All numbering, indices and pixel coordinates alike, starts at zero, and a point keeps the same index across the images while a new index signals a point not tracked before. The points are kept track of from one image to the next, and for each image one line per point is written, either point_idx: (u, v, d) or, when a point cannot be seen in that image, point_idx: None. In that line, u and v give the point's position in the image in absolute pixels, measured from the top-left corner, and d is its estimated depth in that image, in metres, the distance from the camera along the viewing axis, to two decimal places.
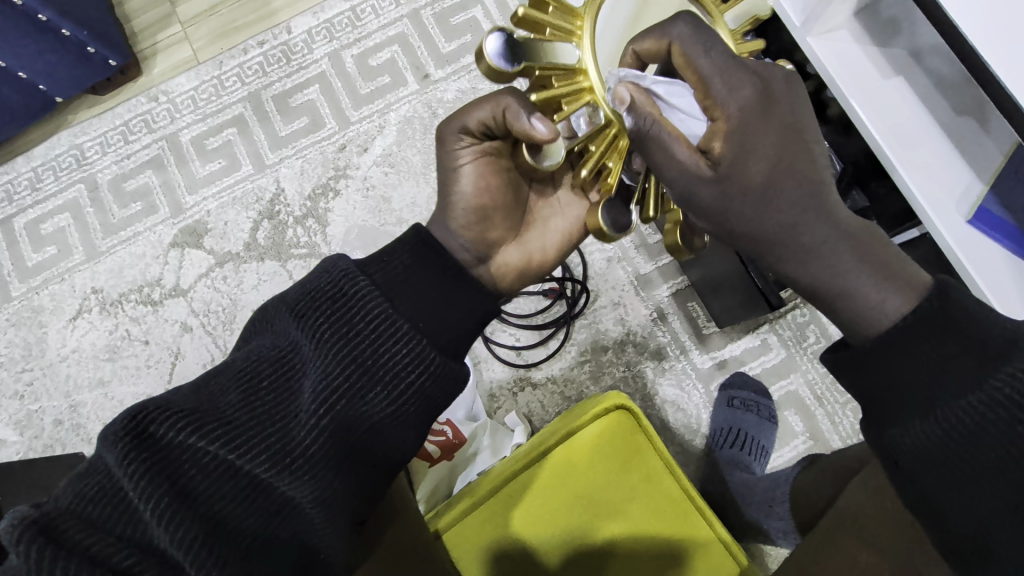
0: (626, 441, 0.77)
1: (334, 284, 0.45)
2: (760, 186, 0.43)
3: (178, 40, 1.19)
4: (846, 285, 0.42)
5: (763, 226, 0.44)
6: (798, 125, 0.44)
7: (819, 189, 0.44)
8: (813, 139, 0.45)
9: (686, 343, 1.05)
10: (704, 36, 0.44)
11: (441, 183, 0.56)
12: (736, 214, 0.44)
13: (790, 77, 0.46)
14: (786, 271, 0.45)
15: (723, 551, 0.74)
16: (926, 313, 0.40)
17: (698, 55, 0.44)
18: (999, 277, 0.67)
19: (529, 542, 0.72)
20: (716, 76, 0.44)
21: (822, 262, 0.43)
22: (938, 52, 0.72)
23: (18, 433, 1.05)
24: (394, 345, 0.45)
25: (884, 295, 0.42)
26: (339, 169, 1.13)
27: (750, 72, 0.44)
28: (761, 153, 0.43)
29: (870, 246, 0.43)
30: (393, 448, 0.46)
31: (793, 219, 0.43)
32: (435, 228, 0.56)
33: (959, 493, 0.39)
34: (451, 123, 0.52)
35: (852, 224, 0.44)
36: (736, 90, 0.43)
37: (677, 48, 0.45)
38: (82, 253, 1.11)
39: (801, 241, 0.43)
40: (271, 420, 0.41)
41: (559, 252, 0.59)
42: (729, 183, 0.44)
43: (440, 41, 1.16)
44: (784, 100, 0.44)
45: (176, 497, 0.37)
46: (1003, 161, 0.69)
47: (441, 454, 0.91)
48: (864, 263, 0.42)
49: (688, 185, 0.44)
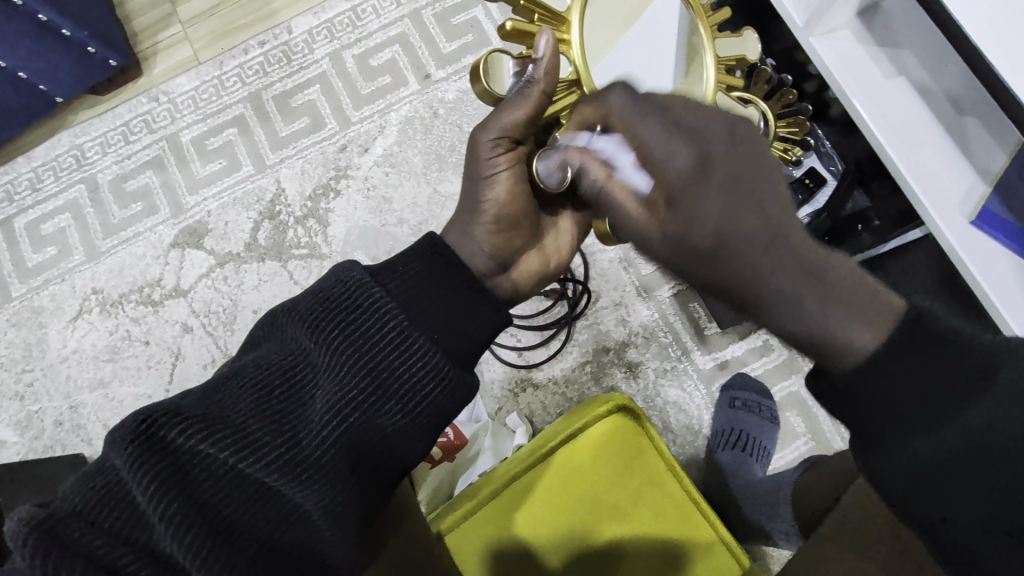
0: (629, 443, 0.76)
1: (348, 294, 0.45)
2: (708, 245, 0.41)
3: (179, 40, 1.19)
4: (815, 328, 0.39)
5: (715, 278, 0.42)
6: (749, 173, 0.41)
7: (782, 228, 0.40)
8: (772, 178, 0.42)
9: (688, 343, 1.05)
10: (637, 104, 0.43)
11: (466, 188, 0.55)
12: (690, 266, 0.43)
13: (734, 123, 0.43)
14: (754, 317, 0.42)
15: (724, 552, 0.74)
16: (919, 327, 0.39)
17: (636, 124, 0.43)
18: (1003, 278, 0.67)
19: (531, 543, 0.72)
20: (653, 144, 0.42)
21: (786, 310, 0.39)
22: (939, 53, 0.72)
23: (18, 433, 1.05)
24: (409, 356, 0.45)
25: (854, 331, 0.39)
26: (340, 169, 1.13)
27: (684, 132, 0.42)
28: (704, 212, 0.41)
29: (836, 283, 0.39)
30: (400, 457, 0.46)
31: (752, 270, 0.40)
32: (458, 237, 0.55)
33: (954, 510, 0.38)
34: (483, 126, 0.51)
35: (818, 256, 0.40)
36: (670, 156, 0.42)
37: (617, 117, 0.44)
38: (82, 253, 1.11)
39: (763, 291, 0.40)
40: (282, 428, 0.41)
41: (574, 253, 0.60)
42: (678, 243, 0.42)
43: (441, 41, 1.16)
44: (725, 151, 0.42)
45: (185, 504, 0.37)
46: (1007, 161, 0.69)
47: (443, 454, 0.92)
48: (831, 305, 0.39)
49: (641, 237, 0.45)
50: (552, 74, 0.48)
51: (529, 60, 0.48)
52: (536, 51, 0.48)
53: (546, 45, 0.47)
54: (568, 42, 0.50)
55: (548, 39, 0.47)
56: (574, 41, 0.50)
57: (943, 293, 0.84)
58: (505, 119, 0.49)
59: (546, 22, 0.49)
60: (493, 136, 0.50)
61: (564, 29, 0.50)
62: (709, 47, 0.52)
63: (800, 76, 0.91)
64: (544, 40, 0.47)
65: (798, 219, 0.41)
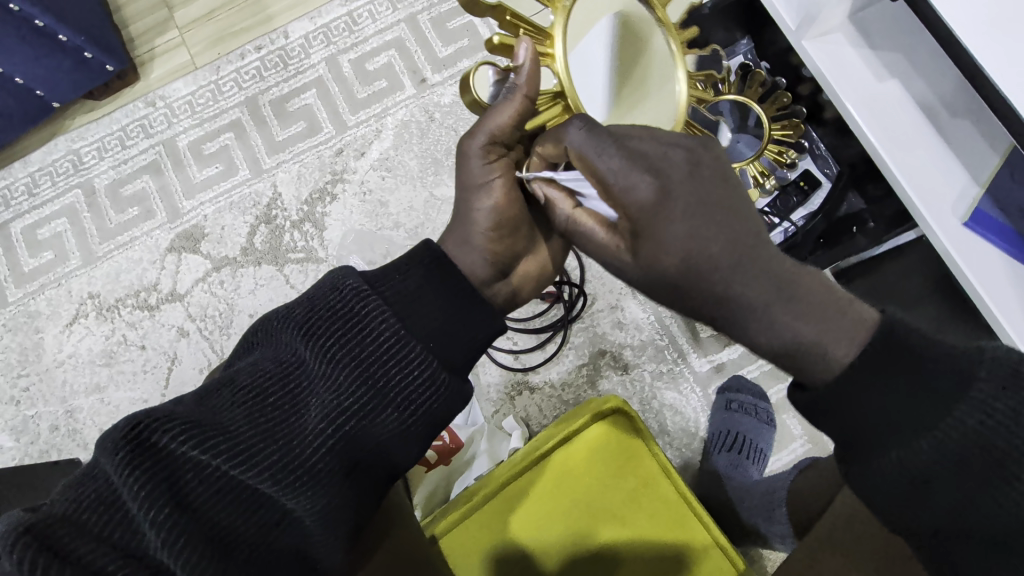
0: (624, 446, 0.76)
1: (345, 302, 0.45)
2: (678, 273, 0.41)
3: (176, 45, 1.19)
4: (790, 344, 0.40)
5: (692, 303, 0.42)
6: (714, 199, 0.41)
7: (752, 246, 0.41)
8: (739, 203, 0.42)
9: (685, 347, 1.05)
10: (594, 138, 0.41)
11: (461, 197, 0.54)
12: (666, 295, 0.43)
13: (693, 153, 0.42)
14: (730, 335, 0.43)
15: (720, 555, 0.74)
16: (892, 339, 0.40)
17: (595, 162, 0.41)
18: (996, 280, 0.67)
19: (527, 546, 0.72)
20: (611, 177, 0.41)
21: (760, 328, 0.41)
22: (935, 58, 0.72)
23: (14, 438, 1.05)
24: (406, 366, 0.45)
25: (825, 345, 0.40)
26: (337, 173, 1.13)
27: (645, 162, 0.41)
28: (671, 242, 0.40)
29: (806, 299, 0.40)
30: (394, 462, 0.46)
31: (722, 293, 0.40)
32: (457, 248, 0.54)
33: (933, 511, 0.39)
34: (471, 133, 0.51)
35: (787, 270, 0.41)
36: (631, 188, 0.41)
37: (575, 155, 0.42)
38: (79, 258, 1.11)
39: (738, 309, 0.41)
40: (276, 435, 0.41)
41: (566, 255, 0.60)
42: (649, 271, 0.42)
43: (437, 46, 1.16)
44: (684, 179, 0.41)
45: (177, 509, 0.37)
46: (1000, 162, 0.69)
47: (439, 458, 0.92)
48: (799, 321, 0.40)
49: (614, 264, 0.45)
50: (534, 79, 0.49)
51: (510, 69, 0.50)
52: (516, 60, 0.49)
53: (525, 52, 0.48)
54: (552, 56, 0.51)
55: (527, 47, 0.48)
56: (558, 55, 0.50)
57: (939, 296, 0.83)
58: (493, 124, 0.49)
59: (533, 38, 0.50)
60: (484, 142, 0.51)
61: (549, 44, 0.50)
62: (682, 67, 0.54)
63: (794, 79, 0.91)
64: (524, 48, 0.48)
65: (767, 235, 0.42)
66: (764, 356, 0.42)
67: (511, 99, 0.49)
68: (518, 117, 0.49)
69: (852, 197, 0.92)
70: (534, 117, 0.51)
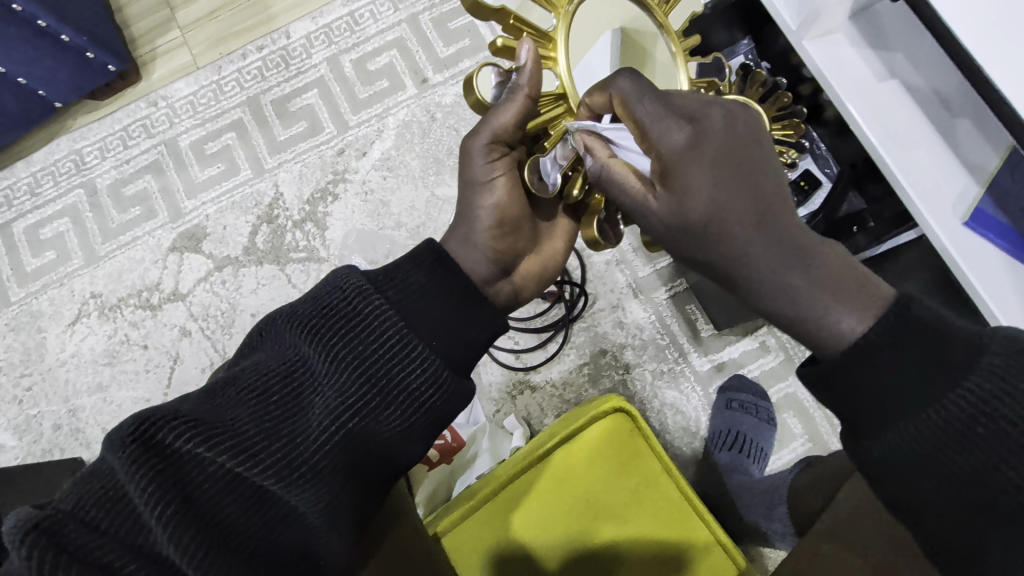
0: (626, 444, 0.76)
1: (348, 303, 0.45)
2: (700, 220, 0.42)
3: (178, 45, 1.19)
4: (804, 317, 0.40)
5: (710, 261, 0.43)
6: (745, 156, 0.42)
7: (776, 207, 0.41)
8: (771, 166, 0.43)
9: (686, 346, 1.05)
10: (639, 86, 0.44)
11: (462, 195, 0.54)
12: (684, 242, 0.44)
13: (734, 113, 0.43)
14: (743, 299, 0.43)
15: (721, 554, 0.74)
16: (908, 317, 0.38)
17: (636, 104, 0.43)
18: (997, 280, 0.67)
19: (529, 543, 0.73)
20: (648, 122, 0.43)
21: (774, 293, 0.40)
22: (936, 59, 0.72)
23: (17, 437, 1.06)
24: (409, 364, 0.45)
25: (838, 315, 0.39)
26: (338, 173, 1.13)
27: (682, 112, 0.43)
28: (698, 191, 0.41)
29: (825, 267, 0.40)
30: (397, 458, 0.46)
31: (739, 251, 0.41)
32: (459, 247, 0.54)
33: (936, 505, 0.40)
34: (473, 133, 0.51)
35: (807, 239, 0.41)
36: (666, 133, 0.42)
37: (619, 99, 0.45)
38: (81, 258, 1.12)
39: (750, 272, 0.41)
40: (280, 433, 0.41)
41: (569, 251, 0.60)
42: (674, 215, 0.43)
43: (439, 46, 1.16)
44: (717, 132, 0.42)
45: (183, 505, 0.37)
46: (1000, 162, 0.69)
47: (440, 457, 0.93)
48: (814, 289, 0.40)
49: (640, 213, 0.46)
50: (536, 79, 0.49)
51: (513, 69, 0.49)
52: (518, 60, 0.49)
53: (527, 54, 0.48)
54: (554, 59, 0.51)
55: (529, 49, 0.48)
56: (560, 59, 0.51)
57: (939, 295, 0.84)
58: (494, 123, 0.50)
59: (535, 40, 0.50)
60: (487, 143, 0.51)
61: (551, 47, 0.51)
62: (684, 69, 0.54)
63: (795, 78, 0.92)
64: (525, 50, 0.48)
65: (792, 206, 0.42)
66: (782, 323, 0.41)
67: (512, 100, 0.49)
68: (521, 114, 0.49)
69: (852, 195, 0.93)
70: (534, 119, 0.51)
